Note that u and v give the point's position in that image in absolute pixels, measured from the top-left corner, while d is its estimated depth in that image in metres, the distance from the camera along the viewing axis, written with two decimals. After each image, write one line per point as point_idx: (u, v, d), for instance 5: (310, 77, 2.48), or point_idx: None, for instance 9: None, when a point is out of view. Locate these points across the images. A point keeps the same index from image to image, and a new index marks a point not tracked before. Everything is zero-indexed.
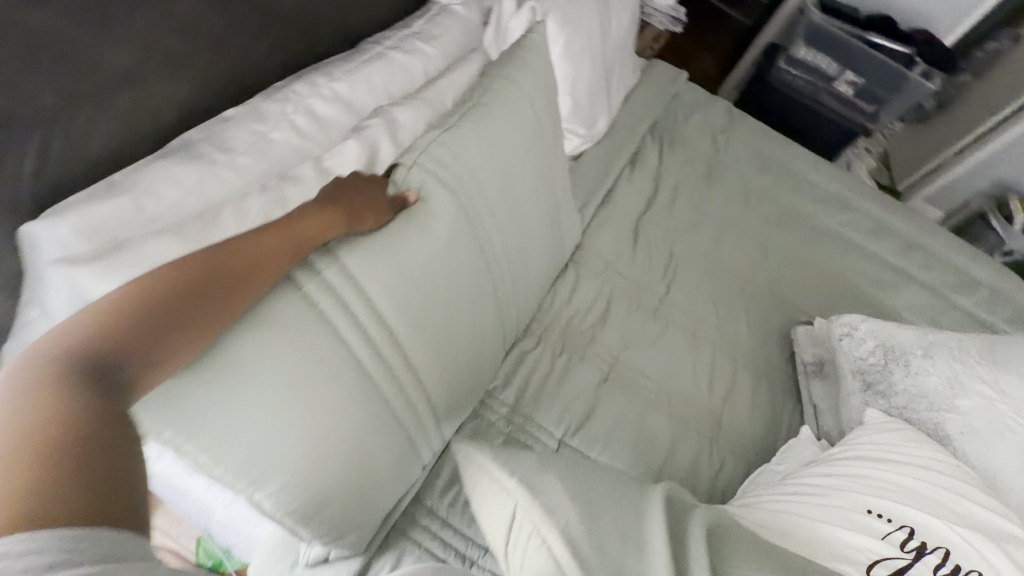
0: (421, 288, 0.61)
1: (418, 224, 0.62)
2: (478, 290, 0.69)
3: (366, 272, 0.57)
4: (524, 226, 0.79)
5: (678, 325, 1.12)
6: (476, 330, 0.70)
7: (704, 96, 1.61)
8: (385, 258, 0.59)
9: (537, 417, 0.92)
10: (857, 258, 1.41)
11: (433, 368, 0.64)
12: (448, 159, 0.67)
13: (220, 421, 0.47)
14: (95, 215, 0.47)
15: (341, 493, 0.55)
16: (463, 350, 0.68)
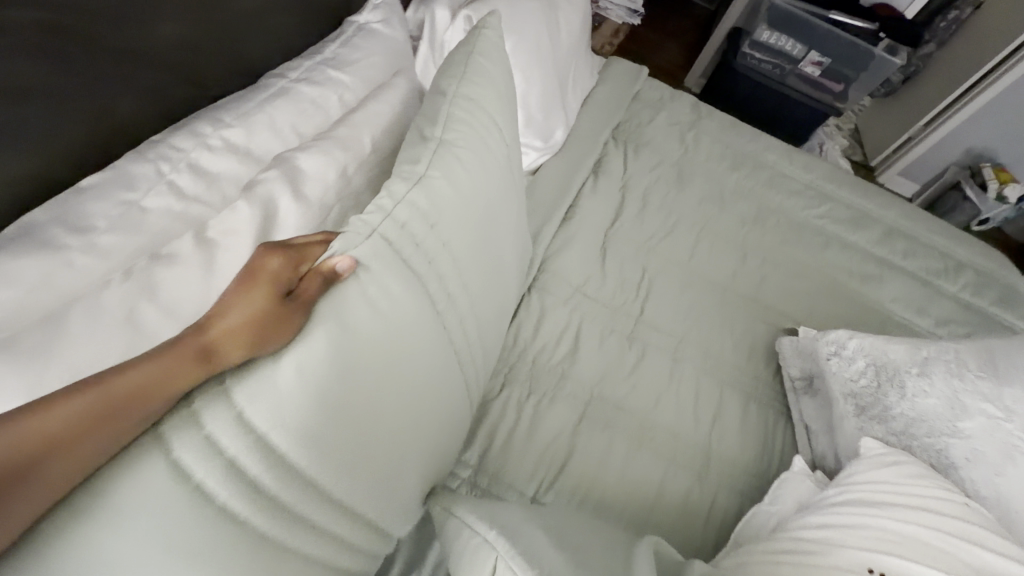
0: (353, 413, 0.48)
1: (346, 323, 0.48)
2: (437, 367, 0.60)
3: (272, 412, 0.43)
4: (489, 277, 0.72)
5: (656, 348, 1.04)
6: (430, 421, 0.59)
7: (667, 93, 1.53)
8: (302, 385, 0.45)
9: (507, 476, 0.83)
10: (839, 252, 1.34)
11: (375, 487, 0.53)
12: (410, 218, 0.58)
13: None
14: None
15: None
16: (412, 451, 0.57)
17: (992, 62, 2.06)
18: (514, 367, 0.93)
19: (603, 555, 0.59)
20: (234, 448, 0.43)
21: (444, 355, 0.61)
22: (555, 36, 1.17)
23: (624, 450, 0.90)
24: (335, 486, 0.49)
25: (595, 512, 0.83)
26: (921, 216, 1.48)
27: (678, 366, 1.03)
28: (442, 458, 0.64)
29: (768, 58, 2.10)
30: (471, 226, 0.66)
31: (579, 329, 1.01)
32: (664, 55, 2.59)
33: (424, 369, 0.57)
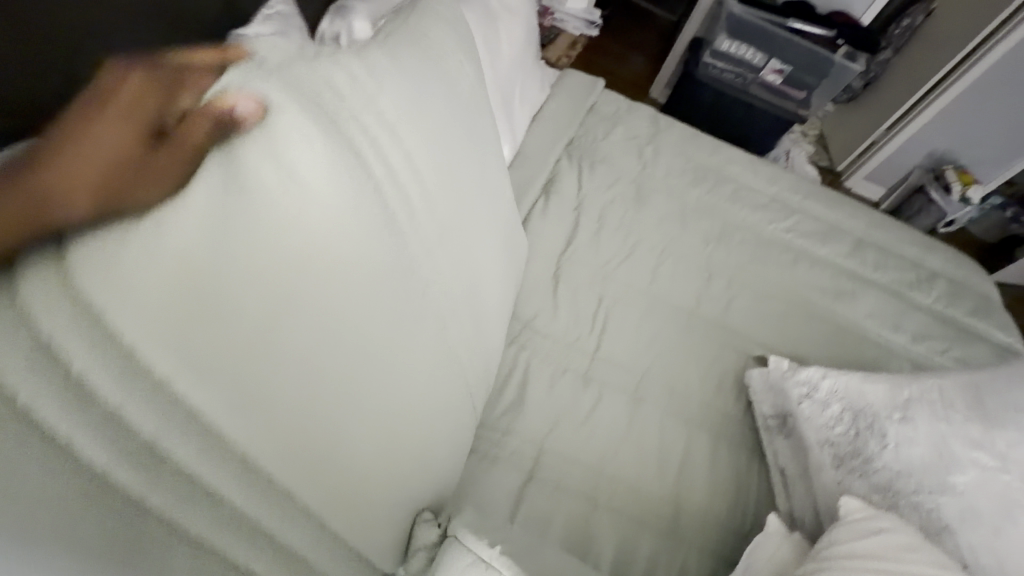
0: (208, 316, 0.45)
1: (224, 189, 0.44)
2: (377, 267, 0.56)
3: (108, 287, 0.42)
4: (456, 188, 0.67)
5: (615, 387, 0.93)
6: (362, 330, 0.55)
7: (625, 106, 1.46)
8: (157, 254, 0.43)
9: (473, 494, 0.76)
10: (808, 267, 1.26)
11: (266, 398, 0.50)
12: (347, 91, 0.53)
13: None
14: None
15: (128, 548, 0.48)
16: (337, 357, 0.53)
17: (948, 65, 2.05)
18: None
19: None
20: (58, 324, 0.43)
21: (388, 257, 0.57)
22: (495, 49, 1.08)
23: (578, 513, 0.79)
24: (207, 381, 0.47)
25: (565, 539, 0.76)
26: (889, 225, 1.42)
27: (640, 407, 0.92)
28: (382, 396, 0.59)
29: (729, 67, 2.05)
30: (420, 170, 0.61)
31: (528, 372, 0.90)
32: (627, 66, 2.54)
33: (333, 290, 0.51)
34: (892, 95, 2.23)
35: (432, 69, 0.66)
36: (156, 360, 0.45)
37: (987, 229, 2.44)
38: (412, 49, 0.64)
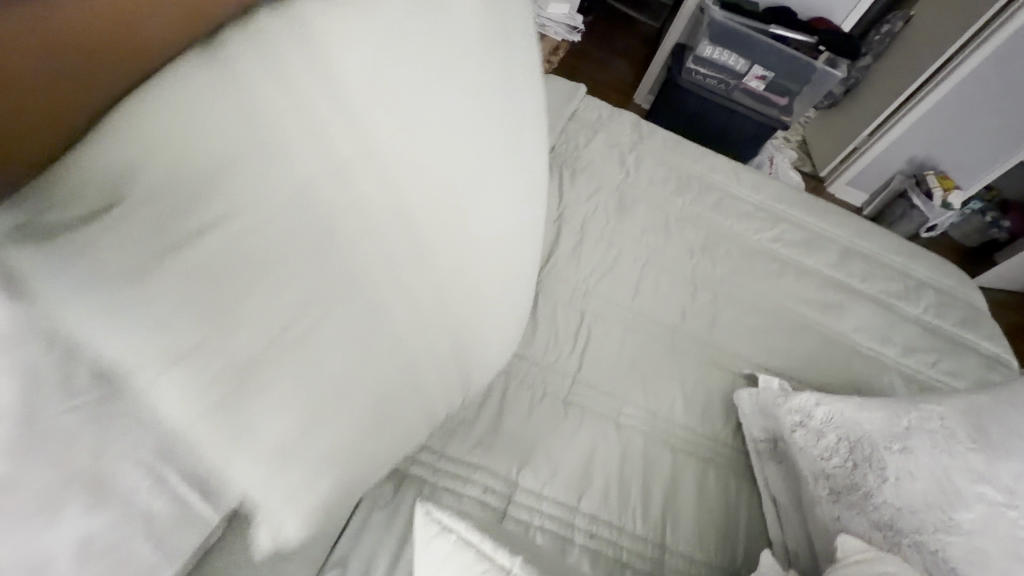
0: (359, 102, 0.44)
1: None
2: (466, 70, 0.57)
3: (217, 107, 0.35)
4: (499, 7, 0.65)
5: (597, 411, 0.88)
6: (467, 130, 0.58)
7: (606, 114, 1.42)
8: (317, 48, 0.41)
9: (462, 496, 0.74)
10: (796, 278, 1.23)
11: (418, 183, 0.52)
12: None
13: (252, 301, 0.39)
14: None
15: (361, 397, 0.50)
16: (458, 152, 0.56)
17: (926, 71, 2.05)
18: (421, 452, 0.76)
19: None
20: (103, 145, 0.31)
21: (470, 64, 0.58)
22: None
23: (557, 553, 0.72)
24: (369, 167, 0.46)
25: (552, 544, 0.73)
26: (875, 233, 1.39)
27: (625, 433, 0.86)
28: (490, 212, 0.63)
29: (712, 74, 2.03)
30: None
31: (504, 397, 0.84)
32: (611, 71, 2.51)
33: (449, 89, 0.54)
34: (872, 102, 2.23)
35: None
36: (324, 163, 0.42)
37: (967, 233, 2.43)
38: None
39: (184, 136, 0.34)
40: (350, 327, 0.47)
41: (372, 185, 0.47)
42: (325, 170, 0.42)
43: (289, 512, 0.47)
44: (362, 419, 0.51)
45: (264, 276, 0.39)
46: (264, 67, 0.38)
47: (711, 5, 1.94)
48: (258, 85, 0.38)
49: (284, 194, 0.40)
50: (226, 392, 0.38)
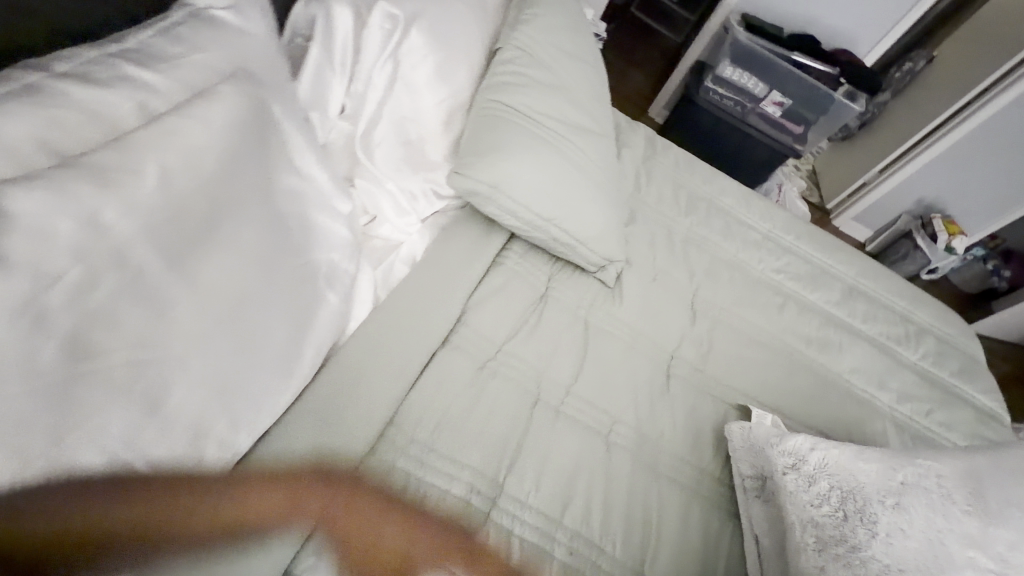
0: (528, 142, 0.95)
1: (516, 105, 0.98)
2: (563, 106, 1.06)
3: (495, 170, 0.91)
4: (578, 70, 1.14)
5: (586, 426, 0.86)
6: (573, 135, 1.04)
7: (620, 125, 1.40)
8: (505, 137, 0.93)
9: (434, 503, 0.71)
10: (797, 312, 1.21)
11: (566, 163, 0.99)
12: (520, 51, 1.04)
13: (587, 234, 1.00)
14: None
15: (595, 255, 1.03)
16: (573, 144, 1.03)
17: (946, 112, 2.04)
18: (401, 456, 0.74)
19: None
20: (495, 189, 0.92)
21: (565, 105, 1.06)
22: (477, 57, 1.01)
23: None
24: (547, 163, 0.96)
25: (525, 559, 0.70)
26: (880, 274, 1.38)
27: (612, 454, 0.84)
28: (596, 162, 1.07)
29: (729, 94, 2.00)
30: (557, 83, 1.08)
31: (493, 404, 0.83)
32: (630, 83, 2.50)
33: (557, 121, 1.03)
34: (886, 139, 2.22)
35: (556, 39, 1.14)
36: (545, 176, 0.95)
37: (967, 280, 2.41)
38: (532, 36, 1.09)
39: (503, 177, 0.91)
40: (572, 231, 0.99)
41: (546, 172, 0.96)
42: (512, 159, 0.92)
43: (599, 293, 1.05)
44: (594, 285, 1.06)
45: (558, 217, 0.97)
46: (486, 161, 0.90)
47: (736, 25, 1.92)
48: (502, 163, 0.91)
49: (531, 191, 0.94)
50: (575, 252, 1.02)
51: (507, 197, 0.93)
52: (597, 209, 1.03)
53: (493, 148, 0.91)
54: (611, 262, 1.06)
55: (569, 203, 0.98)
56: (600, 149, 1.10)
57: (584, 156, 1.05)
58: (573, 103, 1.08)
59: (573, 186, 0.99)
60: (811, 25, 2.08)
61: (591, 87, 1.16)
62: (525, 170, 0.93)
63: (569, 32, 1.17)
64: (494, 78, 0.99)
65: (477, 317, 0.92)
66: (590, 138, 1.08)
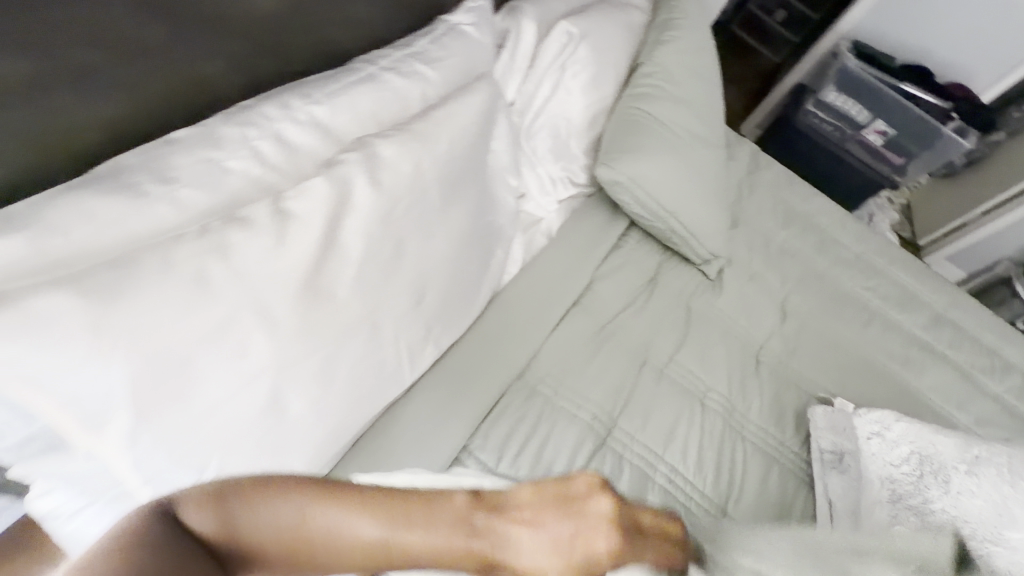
0: (658, 144, 1.11)
1: (650, 113, 1.15)
2: (687, 117, 1.21)
3: (630, 166, 1.08)
4: (702, 87, 1.29)
5: (685, 390, 1.01)
6: (693, 142, 1.19)
7: (729, 140, 1.53)
8: (640, 139, 1.10)
9: (566, 425, 0.89)
10: (882, 328, 1.29)
11: (686, 166, 1.15)
12: (657, 67, 1.21)
13: (696, 230, 1.15)
14: (84, 240, 0.44)
15: (702, 249, 1.17)
16: (693, 151, 1.18)
17: None
18: (540, 384, 0.93)
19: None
20: (627, 182, 1.08)
21: (689, 117, 1.21)
22: (621, 71, 1.19)
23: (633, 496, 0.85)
24: (671, 164, 1.12)
25: (631, 478, 0.88)
26: (973, 307, 1.41)
27: (705, 414, 0.99)
28: (711, 169, 1.22)
29: (831, 119, 2.05)
30: (685, 97, 1.23)
31: (611, 358, 1.00)
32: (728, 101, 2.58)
33: (681, 130, 1.19)
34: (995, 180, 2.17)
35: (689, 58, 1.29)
36: (670, 176, 1.11)
37: None
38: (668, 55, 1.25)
39: (635, 173, 1.08)
40: (684, 224, 1.14)
41: (670, 172, 1.11)
42: (644, 158, 1.09)
43: (700, 282, 1.20)
44: (696, 276, 1.21)
45: (674, 211, 1.13)
46: (622, 157, 1.08)
47: (847, 52, 1.98)
48: (637, 161, 1.08)
49: (655, 187, 1.10)
50: (684, 244, 1.17)
51: (640, 190, 1.09)
52: (709, 208, 1.18)
53: (629, 147, 1.08)
54: (715, 258, 1.20)
55: (687, 202, 1.14)
56: (715, 157, 1.24)
57: (701, 163, 1.19)
58: (697, 116, 1.24)
59: (690, 186, 1.14)
60: (926, 58, 2.09)
61: (712, 103, 1.30)
62: (653, 169, 1.09)
63: (699, 52, 1.31)
64: (635, 90, 1.16)
65: (600, 287, 1.09)
66: (708, 147, 1.24)
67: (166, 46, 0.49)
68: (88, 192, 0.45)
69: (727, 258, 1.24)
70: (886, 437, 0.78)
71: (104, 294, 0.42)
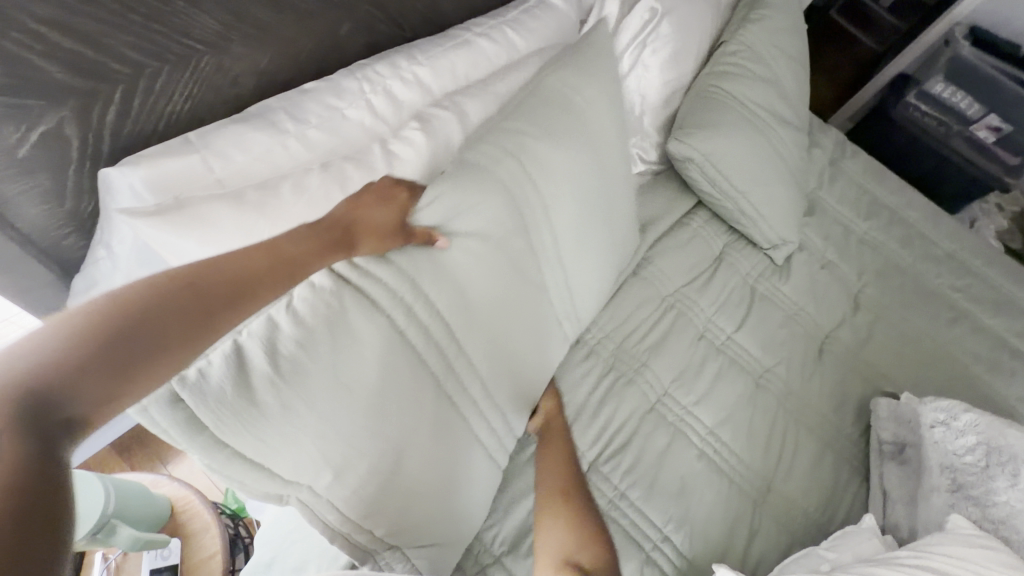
0: (735, 124, 1.11)
1: (728, 93, 1.15)
2: (766, 100, 1.19)
3: (705, 141, 1.07)
4: (787, 69, 1.26)
5: (743, 367, 1.01)
6: (770, 127, 1.18)
7: (812, 127, 1.48)
8: (717, 116, 1.10)
9: (622, 386, 0.91)
10: (969, 331, 1.20)
11: (761, 145, 1.14)
12: (742, 46, 1.20)
13: (762, 207, 1.13)
14: (237, 164, 0.54)
15: (771, 231, 1.16)
16: (768, 135, 1.17)
17: None
18: (601, 347, 0.95)
19: (464, 281, 0.61)
20: (702, 155, 1.07)
21: (769, 100, 1.20)
22: (702, 50, 1.19)
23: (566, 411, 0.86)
24: (746, 143, 1.11)
25: (677, 443, 0.88)
26: None
27: (761, 391, 0.99)
28: (785, 154, 1.19)
29: (933, 112, 1.85)
30: (766, 79, 1.21)
31: (671, 328, 1.01)
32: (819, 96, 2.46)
33: (758, 111, 1.18)
34: None
35: (779, 38, 1.26)
36: (742, 155, 1.11)
37: None
38: (756, 36, 1.23)
39: (709, 148, 1.08)
40: (753, 203, 1.13)
41: (743, 151, 1.11)
42: (716, 138, 1.08)
43: (768, 265, 1.19)
44: (763, 260, 1.19)
45: (746, 191, 1.12)
46: (697, 133, 1.07)
47: (961, 38, 1.80)
48: (711, 137, 1.08)
49: (722, 163, 1.09)
50: (755, 225, 1.15)
51: (713, 168, 1.09)
52: (780, 192, 1.16)
53: (704, 124, 1.08)
54: (784, 243, 1.18)
55: (759, 181, 1.13)
56: (792, 144, 1.22)
57: (777, 146, 1.18)
58: (779, 99, 1.22)
59: (762, 166, 1.13)
60: None
61: (796, 88, 1.28)
62: (726, 145, 1.09)
63: (788, 34, 1.29)
64: (716, 68, 1.17)
65: (668, 261, 1.09)
66: (788, 130, 1.21)
67: (308, 8, 0.58)
68: (243, 126, 0.55)
69: (797, 244, 1.21)
70: (951, 427, 0.83)
71: (250, 207, 0.51)
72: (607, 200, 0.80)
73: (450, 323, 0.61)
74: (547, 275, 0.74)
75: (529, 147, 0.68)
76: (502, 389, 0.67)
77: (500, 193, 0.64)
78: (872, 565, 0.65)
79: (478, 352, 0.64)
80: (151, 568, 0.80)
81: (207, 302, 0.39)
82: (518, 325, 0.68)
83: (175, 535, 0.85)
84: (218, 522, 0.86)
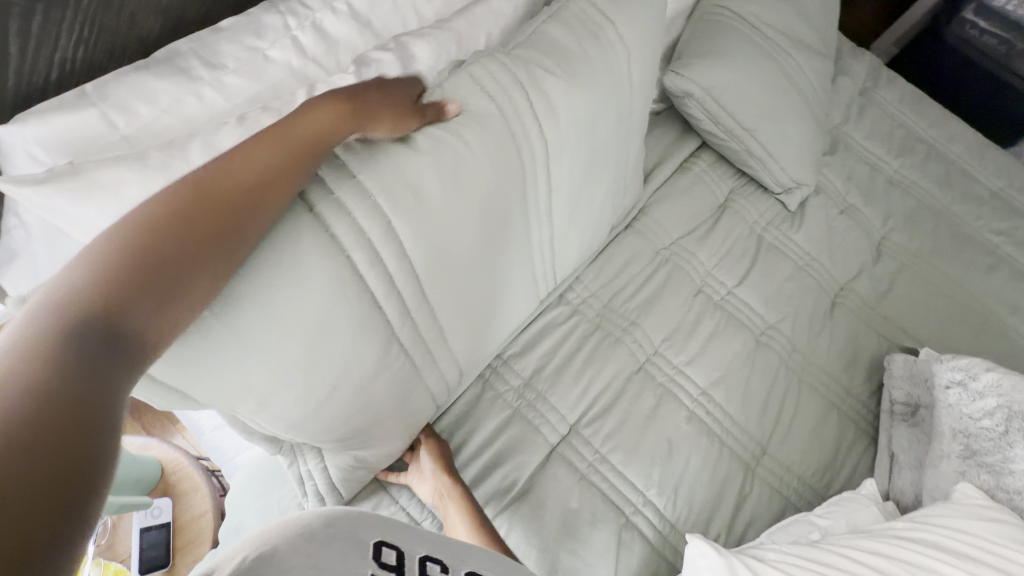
0: (741, 47, 0.98)
1: (733, 13, 1.02)
2: (781, 19, 1.05)
3: (705, 70, 0.95)
4: None
5: (745, 324, 0.93)
6: (784, 50, 1.04)
7: (842, 51, 1.31)
8: (717, 37, 0.98)
9: (611, 347, 0.85)
10: (1010, 280, 1.07)
11: (771, 71, 1.01)
12: None
13: (771, 143, 1.02)
14: (143, 117, 0.49)
15: (784, 171, 1.04)
16: (781, 60, 1.03)
17: None
18: (586, 305, 0.89)
19: (449, 214, 0.56)
20: (701, 85, 0.96)
21: (784, 20, 1.05)
22: None
23: (533, 368, 0.83)
24: (754, 69, 0.99)
25: (664, 405, 0.83)
26: None
27: (762, 348, 0.91)
28: (803, 80, 1.05)
29: (997, 29, 1.57)
30: None
31: (666, 283, 0.93)
32: None
33: (771, 32, 1.04)
34: None
35: None
36: (749, 84, 0.98)
37: None
38: None
39: (711, 78, 0.96)
40: (764, 139, 1.01)
41: (751, 78, 0.98)
42: (719, 66, 0.96)
43: (779, 212, 1.08)
44: (773, 206, 1.08)
45: (755, 125, 1.00)
46: (694, 61, 0.95)
47: None
48: (711, 65, 0.95)
49: (727, 95, 0.97)
50: (765, 165, 1.04)
51: (716, 103, 0.97)
52: (795, 124, 1.03)
53: (705, 50, 0.96)
54: (799, 186, 1.06)
55: (769, 117, 1.01)
56: (813, 70, 1.08)
57: (792, 72, 1.04)
58: (798, 17, 1.07)
59: (773, 95, 1.01)
60: None
61: (820, 4, 1.12)
62: (728, 74, 0.96)
63: None
64: None
65: (666, 210, 1.00)
66: (809, 55, 1.07)
67: None
68: (147, 76, 0.50)
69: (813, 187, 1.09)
70: (971, 389, 0.77)
71: (154, 165, 0.46)
72: (595, 157, 0.73)
73: (422, 267, 0.56)
74: (534, 229, 0.71)
75: (539, 77, 0.63)
76: (463, 337, 0.66)
77: (495, 123, 0.59)
78: (861, 538, 0.61)
79: (448, 297, 0.61)
80: (141, 527, 0.81)
81: (168, 252, 0.34)
82: (487, 264, 0.64)
83: (164, 495, 0.86)
84: (208, 483, 0.89)
